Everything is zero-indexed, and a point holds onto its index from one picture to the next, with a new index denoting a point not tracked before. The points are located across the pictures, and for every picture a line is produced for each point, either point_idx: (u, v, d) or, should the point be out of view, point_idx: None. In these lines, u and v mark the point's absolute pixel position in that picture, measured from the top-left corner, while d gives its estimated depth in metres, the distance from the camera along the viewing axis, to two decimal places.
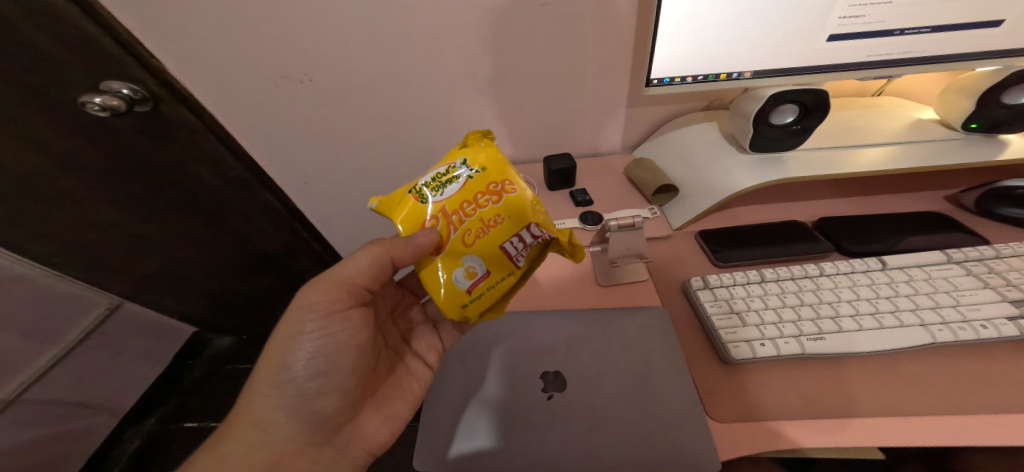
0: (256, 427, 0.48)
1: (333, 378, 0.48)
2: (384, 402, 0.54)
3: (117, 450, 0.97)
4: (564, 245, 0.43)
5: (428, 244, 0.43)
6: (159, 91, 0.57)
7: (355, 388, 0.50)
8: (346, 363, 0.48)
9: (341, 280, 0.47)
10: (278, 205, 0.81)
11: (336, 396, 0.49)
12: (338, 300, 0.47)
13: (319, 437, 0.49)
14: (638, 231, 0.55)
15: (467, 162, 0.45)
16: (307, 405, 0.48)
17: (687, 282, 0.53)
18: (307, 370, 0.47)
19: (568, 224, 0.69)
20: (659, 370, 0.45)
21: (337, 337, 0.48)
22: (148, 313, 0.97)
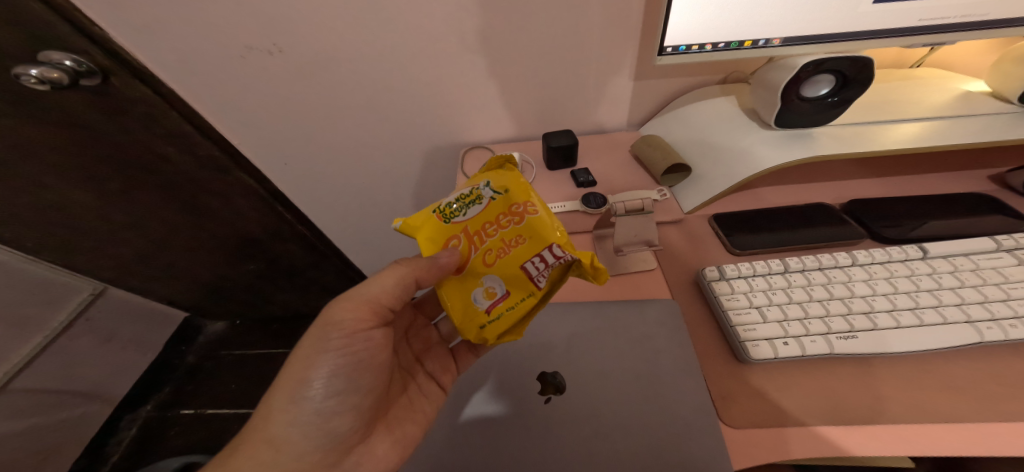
0: (262, 448, 0.41)
1: (350, 397, 0.43)
2: (396, 423, 0.47)
3: (114, 438, 0.94)
4: (586, 267, 0.37)
5: (451, 265, 0.39)
6: (107, 63, 0.51)
7: (371, 409, 0.45)
8: (364, 383, 0.43)
9: (365, 299, 0.43)
10: (256, 189, 0.74)
11: (352, 417, 0.43)
12: (362, 319, 0.43)
13: (328, 462, 0.42)
14: (647, 216, 0.50)
15: (490, 181, 0.40)
16: (321, 427, 0.42)
17: (701, 273, 0.47)
18: (325, 390, 0.42)
19: (568, 206, 0.63)
20: (669, 371, 0.40)
21: (359, 356, 0.43)
22: (134, 299, 0.95)
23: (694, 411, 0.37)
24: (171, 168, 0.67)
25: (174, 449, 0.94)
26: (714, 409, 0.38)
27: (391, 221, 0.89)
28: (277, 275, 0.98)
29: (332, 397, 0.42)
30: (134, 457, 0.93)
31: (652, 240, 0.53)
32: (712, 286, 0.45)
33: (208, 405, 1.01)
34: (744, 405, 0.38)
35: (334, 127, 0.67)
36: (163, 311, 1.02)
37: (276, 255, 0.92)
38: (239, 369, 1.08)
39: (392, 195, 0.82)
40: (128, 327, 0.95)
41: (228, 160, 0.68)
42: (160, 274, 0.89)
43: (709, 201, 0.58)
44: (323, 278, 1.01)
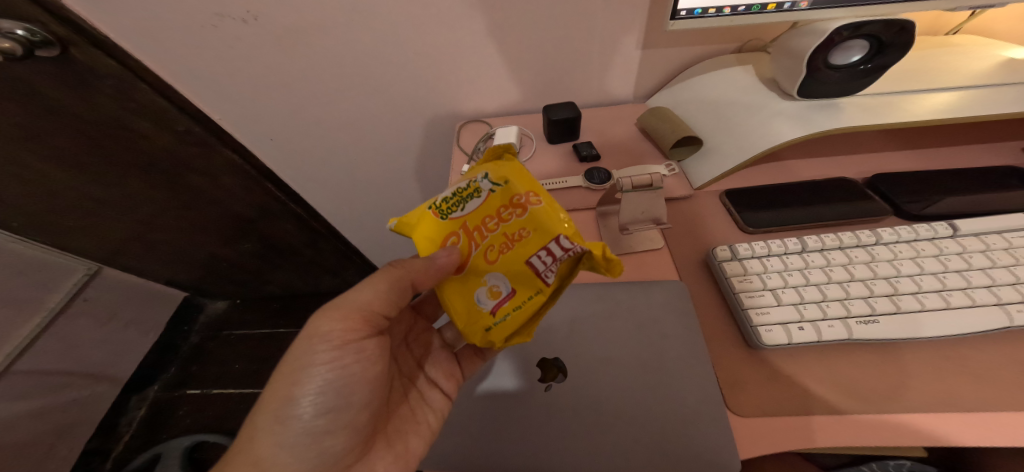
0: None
1: (344, 414, 0.40)
2: (396, 435, 0.44)
3: (124, 418, 0.95)
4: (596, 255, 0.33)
5: (450, 264, 0.36)
6: (64, 32, 0.47)
7: (368, 425, 0.41)
8: (358, 399, 0.40)
9: (357, 307, 0.40)
10: (243, 166, 0.72)
11: (347, 435, 0.40)
12: (354, 329, 0.40)
13: None
14: (655, 193, 0.47)
15: (485, 172, 0.37)
16: (312, 447, 0.39)
17: (712, 253, 0.44)
18: (316, 407, 0.39)
19: (570, 182, 0.60)
20: (675, 355, 0.38)
21: (352, 370, 0.40)
22: (130, 278, 0.94)
23: (700, 397, 0.36)
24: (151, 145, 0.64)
25: (183, 428, 0.95)
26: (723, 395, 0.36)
27: (388, 198, 0.86)
28: (274, 254, 0.96)
29: (324, 414, 0.39)
30: (145, 437, 0.94)
31: (659, 218, 0.50)
32: (722, 267, 0.43)
33: (213, 385, 1.01)
34: (756, 392, 0.36)
35: (320, 99, 0.63)
36: (161, 291, 1.02)
37: (271, 234, 0.90)
38: (240, 349, 1.07)
39: (387, 172, 0.79)
40: (127, 307, 0.94)
41: (210, 135, 0.65)
42: (155, 252, 0.88)
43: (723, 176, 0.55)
44: (321, 257, 1.00)
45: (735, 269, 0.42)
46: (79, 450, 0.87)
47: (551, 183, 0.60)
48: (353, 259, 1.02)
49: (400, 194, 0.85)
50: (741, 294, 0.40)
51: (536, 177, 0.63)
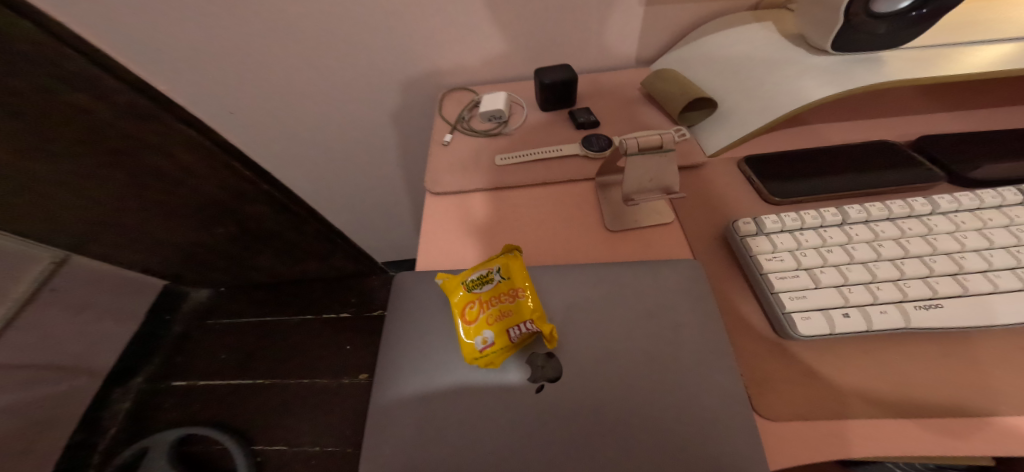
0: None
1: None
2: None
3: (108, 411, 0.91)
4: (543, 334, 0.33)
5: None
6: None
7: None
8: None
9: None
10: (203, 141, 0.68)
11: None
12: None
13: None
14: (666, 157, 0.40)
15: (501, 264, 0.36)
16: None
17: (733, 227, 0.37)
18: None
19: (565, 151, 0.54)
20: (689, 348, 0.32)
21: None
22: (102, 266, 0.89)
23: (721, 399, 0.29)
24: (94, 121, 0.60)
25: (172, 421, 0.92)
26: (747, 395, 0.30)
27: (370, 174, 0.80)
28: (253, 238, 0.92)
29: None
30: (132, 429, 0.91)
31: (671, 186, 0.42)
32: (745, 243, 0.36)
33: (198, 376, 0.97)
34: (788, 391, 0.30)
35: (274, 63, 0.57)
36: (139, 279, 0.97)
37: (245, 215, 0.85)
38: (223, 338, 1.01)
39: (363, 145, 0.73)
40: (103, 296, 0.90)
41: (157, 106, 0.60)
42: (127, 236, 0.83)
43: (745, 139, 0.47)
44: (303, 241, 0.94)
45: (762, 246, 0.35)
46: (62, 445, 0.83)
47: (544, 152, 0.54)
48: (337, 243, 0.97)
49: (381, 169, 0.79)
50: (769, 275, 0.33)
51: (527, 145, 0.56)
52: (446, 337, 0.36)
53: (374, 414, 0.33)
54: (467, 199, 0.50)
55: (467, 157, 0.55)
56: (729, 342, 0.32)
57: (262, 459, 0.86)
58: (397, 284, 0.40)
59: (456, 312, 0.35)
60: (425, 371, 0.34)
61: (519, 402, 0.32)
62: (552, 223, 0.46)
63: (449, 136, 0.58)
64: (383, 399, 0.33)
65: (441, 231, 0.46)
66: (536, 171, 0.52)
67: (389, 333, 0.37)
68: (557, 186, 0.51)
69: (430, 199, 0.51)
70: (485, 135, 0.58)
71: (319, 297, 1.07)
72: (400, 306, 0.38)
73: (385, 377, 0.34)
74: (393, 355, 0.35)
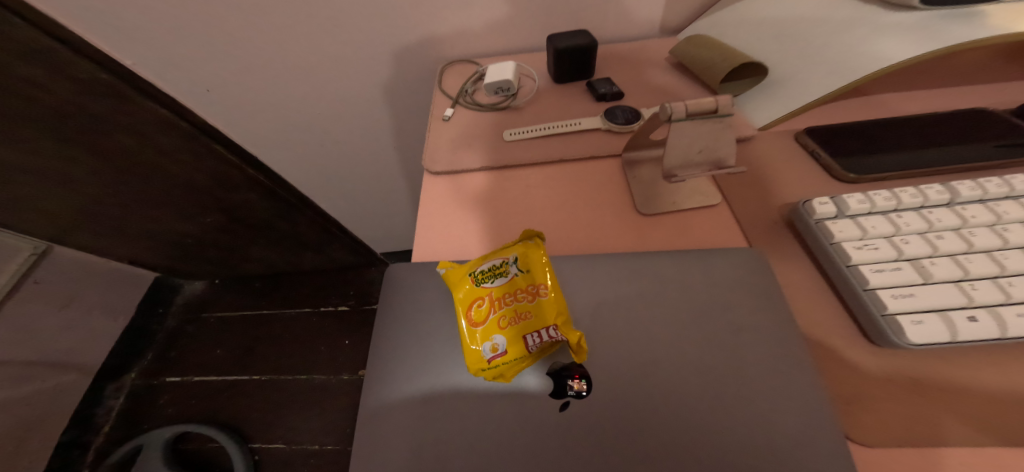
0: None
1: None
2: None
3: (101, 408, 0.86)
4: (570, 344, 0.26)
5: None
6: None
7: None
8: None
9: None
10: (177, 121, 0.62)
11: None
12: None
13: None
14: (720, 125, 0.33)
15: (519, 253, 0.30)
16: None
17: (806, 206, 0.31)
18: None
19: (584, 124, 0.47)
20: (760, 360, 0.25)
21: None
22: (87, 257, 0.84)
23: (809, 427, 0.23)
24: (51, 98, 0.55)
25: (166, 418, 0.86)
26: (843, 422, 0.23)
27: (365, 155, 0.75)
28: (244, 228, 0.87)
29: None
30: (125, 428, 0.85)
31: (723, 160, 0.35)
32: (824, 228, 0.29)
33: (191, 372, 0.91)
34: (898, 417, 0.23)
35: (251, 26, 0.51)
36: (129, 272, 0.92)
37: (233, 203, 0.80)
38: (218, 332, 0.96)
39: (355, 123, 0.68)
40: (89, 290, 0.85)
41: (121, 81, 0.55)
42: (111, 226, 0.78)
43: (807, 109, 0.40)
44: (298, 232, 0.89)
45: (847, 232, 0.28)
46: (53, 443, 0.79)
47: (560, 126, 0.47)
48: (333, 233, 0.92)
49: (375, 150, 0.74)
50: (861, 267, 0.27)
51: (539, 120, 0.49)
52: (448, 339, 0.29)
53: (361, 436, 0.26)
54: (472, 180, 0.43)
55: (472, 134, 0.48)
56: (809, 351, 0.26)
57: (260, 458, 0.80)
58: (390, 277, 0.34)
59: (462, 309, 0.29)
60: (425, 380, 0.27)
61: (540, 424, 0.25)
62: (573, 207, 0.39)
63: (450, 110, 0.51)
64: (371, 417, 0.27)
65: (442, 217, 0.40)
66: (551, 147, 0.45)
67: (380, 335, 0.30)
68: (577, 163, 0.44)
69: (429, 180, 0.44)
70: (492, 109, 0.51)
71: (317, 290, 1.01)
72: (393, 302, 0.32)
73: (374, 390, 0.28)
74: (385, 362, 0.29)
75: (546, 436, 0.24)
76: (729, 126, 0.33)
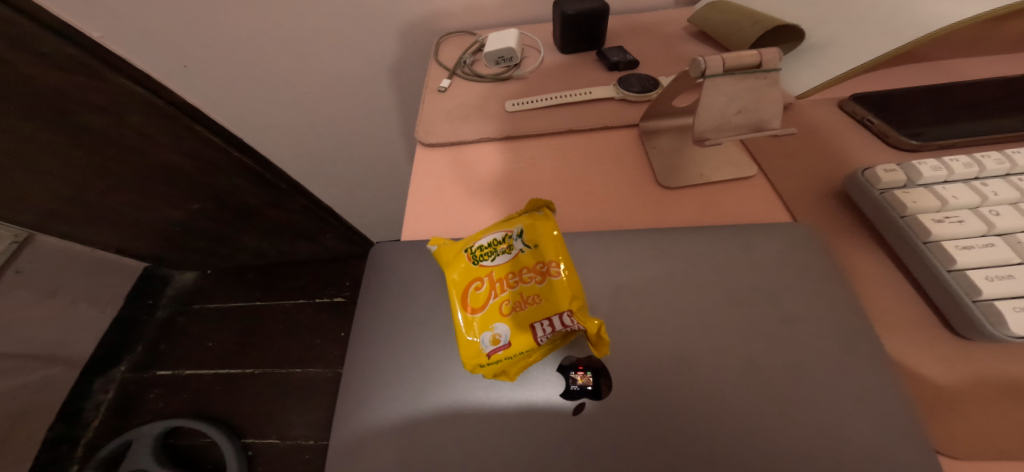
0: None
1: None
2: None
3: (90, 402, 0.82)
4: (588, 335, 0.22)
5: None
6: None
7: None
8: None
9: None
10: (150, 98, 0.58)
11: None
12: None
13: None
14: (762, 82, 0.28)
15: (525, 225, 0.26)
16: None
17: (870, 174, 0.26)
18: None
19: (596, 94, 0.41)
20: (816, 353, 0.21)
21: None
22: (69, 246, 0.79)
23: (885, 437, 0.19)
24: None
25: (155, 413, 0.82)
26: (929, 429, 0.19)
27: (358, 138, 0.70)
28: (232, 215, 0.82)
29: None
30: (116, 422, 0.82)
31: (765, 123, 0.30)
32: (892, 199, 0.25)
33: (182, 365, 0.88)
34: (999, 424, 0.19)
35: None
36: (116, 260, 0.88)
37: (219, 188, 0.76)
38: (211, 324, 0.92)
39: (345, 104, 0.63)
40: (75, 279, 0.80)
41: (88, 56, 0.50)
42: (95, 212, 0.73)
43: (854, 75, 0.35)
44: (289, 219, 0.85)
45: (922, 202, 0.24)
46: (40, 438, 0.75)
47: (567, 95, 0.42)
48: (327, 221, 0.88)
49: (370, 132, 0.69)
50: (944, 243, 0.22)
51: (546, 90, 0.44)
52: (439, 330, 0.25)
53: (337, 441, 0.23)
54: (470, 155, 0.39)
55: (470, 104, 0.43)
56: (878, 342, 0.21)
57: (253, 453, 0.77)
58: (375, 259, 0.30)
59: (457, 293, 0.25)
60: (417, 374, 0.24)
61: (548, 428, 0.21)
62: (584, 182, 0.34)
63: (447, 81, 0.46)
64: (348, 420, 0.23)
65: (437, 197, 0.35)
66: (559, 117, 0.40)
67: (361, 325, 0.26)
68: (590, 135, 0.39)
69: (423, 153, 0.40)
70: (494, 80, 0.46)
71: (311, 281, 0.98)
72: (376, 289, 0.28)
73: (355, 385, 0.24)
74: (373, 353, 0.25)
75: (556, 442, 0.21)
76: (775, 84, 0.29)
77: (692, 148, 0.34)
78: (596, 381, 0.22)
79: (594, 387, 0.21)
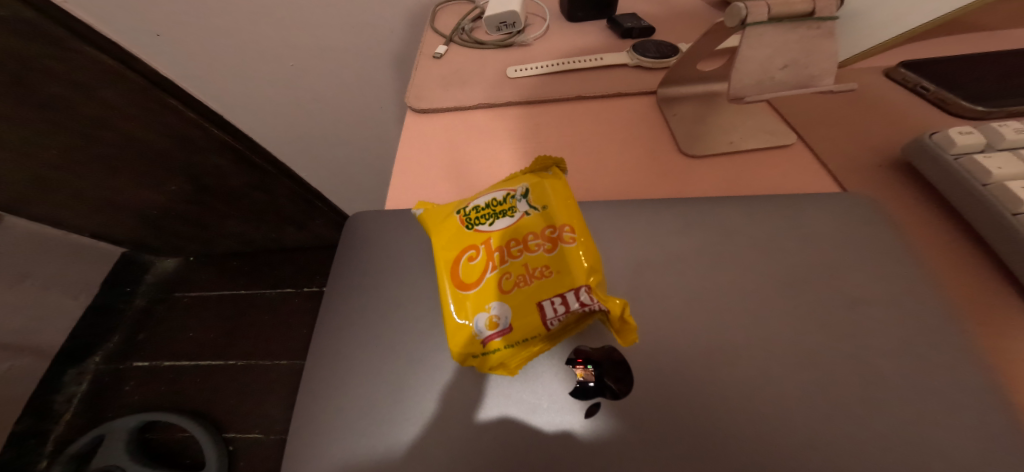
0: None
1: None
2: None
3: (61, 395, 0.75)
4: (609, 320, 0.19)
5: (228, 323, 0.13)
6: None
7: None
8: None
9: None
10: (122, 72, 0.49)
11: None
12: None
13: None
14: (814, 33, 0.25)
15: (531, 183, 0.22)
16: None
17: (942, 141, 0.24)
18: None
19: (608, 60, 0.36)
20: (856, 335, 0.20)
21: None
22: (46, 230, 0.71)
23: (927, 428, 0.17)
24: None
25: (131, 407, 0.75)
26: (990, 415, 0.17)
27: (350, 117, 0.64)
28: (213, 198, 0.76)
29: None
30: (90, 415, 0.75)
31: (814, 79, 0.26)
32: (971, 165, 0.22)
33: (162, 356, 0.82)
34: None
35: None
36: (89, 245, 0.78)
37: (198, 169, 0.68)
38: (194, 314, 0.87)
39: (334, 80, 0.57)
40: (44, 265, 0.72)
41: (47, 22, 0.42)
42: (61, 194, 0.65)
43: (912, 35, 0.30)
44: (274, 202, 0.79)
45: (1009, 168, 0.21)
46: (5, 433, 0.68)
47: (576, 61, 0.37)
48: (316, 206, 0.84)
49: (362, 111, 0.63)
50: None
51: (553, 55, 0.39)
52: (430, 313, 0.23)
53: (296, 441, 0.21)
54: (465, 126, 0.34)
55: (468, 71, 0.39)
56: (920, 324, 0.20)
57: (234, 448, 0.72)
58: (363, 236, 0.27)
59: (447, 265, 0.21)
60: (407, 362, 0.21)
61: (534, 429, 0.19)
62: (598, 152, 0.30)
63: (443, 47, 0.41)
64: (308, 418, 0.21)
65: (426, 172, 0.31)
66: (567, 83, 0.36)
67: (328, 315, 0.24)
68: (605, 101, 0.34)
69: (415, 121, 0.36)
70: (496, 47, 0.40)
71: (297, 270, 0.93)
72: (346, 276, 0.25)
73: (336, 370, 0.22)
74: (359, 336, 0.23)
75: (543, 445, 0.18)
76: (831, 34, 0.25)
77: (717, 114, 0.30)
78: (600, 376, 0.19)
79: (601, 385, 0.19)
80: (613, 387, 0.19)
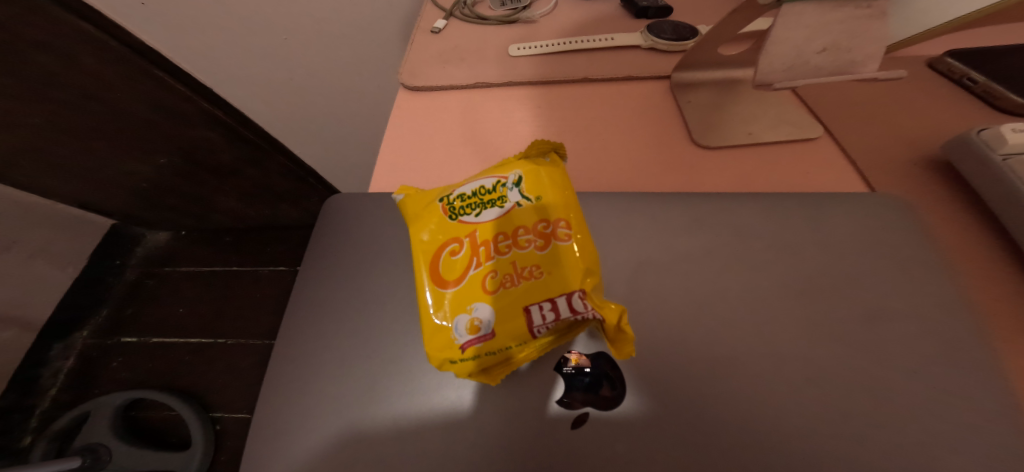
0: None
1: None
2: None
3: (47, 369, 0.74)
4: (603, 328, 0.17)
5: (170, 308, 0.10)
6: None
7: None
8: None
9: None
10: (104, 40, 0.46)
11: None
12: None
13: None
14: (863, 12, 0.22)
15: (525, 171, 0.20)
16: None
17: (992, 139, 0.21)
18: None
19: (619, 40, 0.34)
20: (877, 352, 0.18)
21: None
22: (34, 200, 0.68)
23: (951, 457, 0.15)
24: None
25: (118, 381, 0.75)
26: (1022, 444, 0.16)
27: (349, 94, 0.62)
28: (204, 172, 0.73)
29: None
30: (76, 390, 0.74)
31: (857, 65, 0.24)
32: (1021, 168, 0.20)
33: (150, 333, 0.80)
34: None
35: None
36: (78, 216, 0.76)
37: (187, 141, 0.65)
38: (184, 291, 0.85)
39: (332, 53, 0.54)
40: (31, 236, 0.70)
41: None
42: (46, 164, 0.62)
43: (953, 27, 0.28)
44: (268, 179, 0.77)
45: None
46: None
47: (584, 40, 0.34)
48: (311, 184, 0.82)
49: (363, 87, 0.61)
50: None
51: (561, 32, 0.36)
52: (409, 309, 0.21)
53: (257, 439, 0.19)
54: (462, 106, 0.32)
55: (467, 47, 0.36)
56: (951, 341, 0.18)
57: (221, 428, 0.71)
58: (340, 219, 0.25)
59: (427, 258, 0.19)
60: (381, 359, 0.20)
61: (515, 434, 0.18)
62: (602, 139, 0.28)
63: (442, 22, 0.38)
64: (271, 415, 0.20)
65: (415, 154, 0.29)
66: (573, 64, 0.33)
67: (296, 305, 0.22)
68: (613, 84, 0.32)
69: (407, 99, 0.33)
70: (499, 23, 0.37)
71: (290, 250, 0.92)
72: (319, 263, 0.23)
73: (305, 365, 0.20)
74: (332, 330, 0.21)
75: (517, 451, 0.17)
76: (880, 15, 0.22)
77: (735, 103, 0.28)
78: (594, 362, 0.19)
79: (594, 378, 0.18)
80: (610, 375, 0.18)
